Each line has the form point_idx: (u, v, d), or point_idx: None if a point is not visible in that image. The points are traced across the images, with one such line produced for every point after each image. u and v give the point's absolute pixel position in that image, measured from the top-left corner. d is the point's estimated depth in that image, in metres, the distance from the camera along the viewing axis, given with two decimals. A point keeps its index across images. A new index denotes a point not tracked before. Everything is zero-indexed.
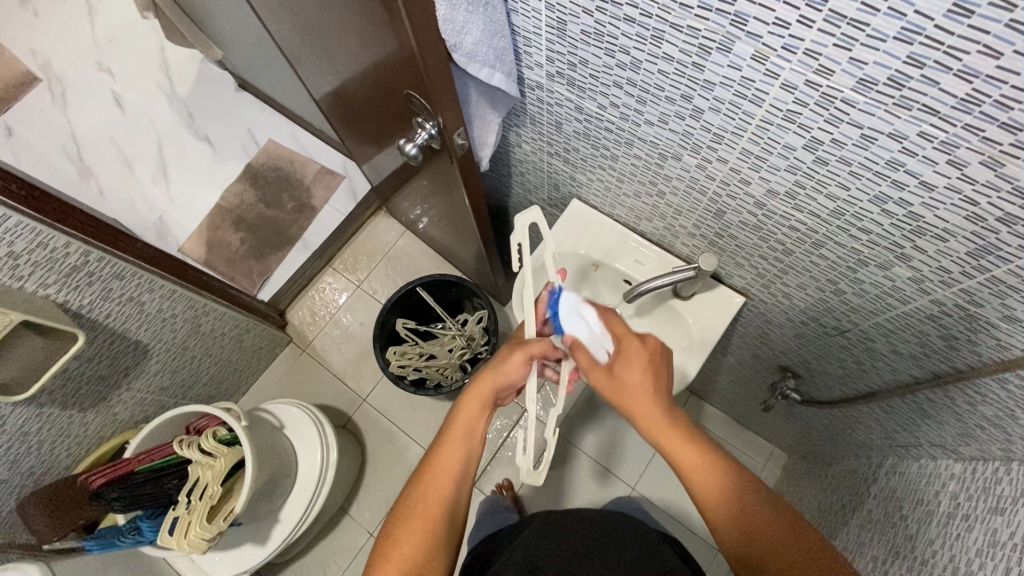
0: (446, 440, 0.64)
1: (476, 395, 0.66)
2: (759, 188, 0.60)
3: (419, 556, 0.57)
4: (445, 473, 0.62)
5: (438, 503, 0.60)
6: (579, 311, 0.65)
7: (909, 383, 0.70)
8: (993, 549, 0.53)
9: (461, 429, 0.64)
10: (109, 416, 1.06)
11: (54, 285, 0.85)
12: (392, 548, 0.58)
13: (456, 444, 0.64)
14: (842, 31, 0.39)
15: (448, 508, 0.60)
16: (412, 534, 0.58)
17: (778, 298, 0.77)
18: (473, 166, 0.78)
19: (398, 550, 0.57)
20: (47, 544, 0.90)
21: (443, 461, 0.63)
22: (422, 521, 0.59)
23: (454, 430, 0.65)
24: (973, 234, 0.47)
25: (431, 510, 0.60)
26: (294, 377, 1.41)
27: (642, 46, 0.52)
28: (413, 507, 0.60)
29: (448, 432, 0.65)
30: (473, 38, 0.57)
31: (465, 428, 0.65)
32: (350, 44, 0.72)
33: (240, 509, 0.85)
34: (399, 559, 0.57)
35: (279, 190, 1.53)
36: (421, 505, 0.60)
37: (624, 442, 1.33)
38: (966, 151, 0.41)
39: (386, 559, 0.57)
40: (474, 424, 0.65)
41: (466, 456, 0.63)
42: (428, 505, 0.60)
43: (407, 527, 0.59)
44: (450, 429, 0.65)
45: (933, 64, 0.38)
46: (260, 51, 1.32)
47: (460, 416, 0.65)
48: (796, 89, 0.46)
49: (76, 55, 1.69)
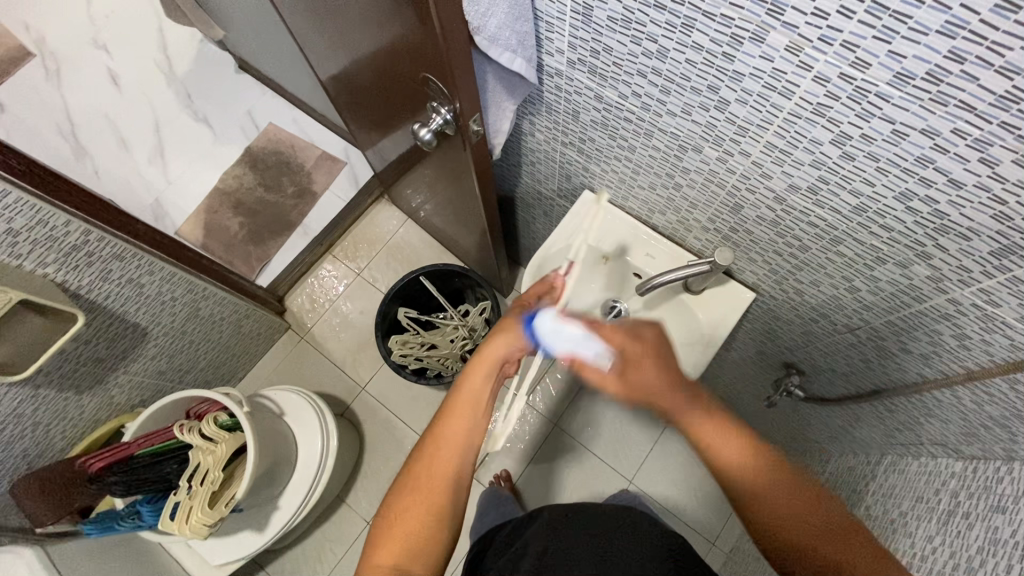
0: (451, 405, 0.63)
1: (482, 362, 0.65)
2: (781, 182, 0.59)
3: (421, 528, 0.57)
4: (448, 446, 0.61)
5: (443, 478, 0.60)
6: (558, 329, 0.63)
7: (917, 382, 0.71)
8: (995, 547, 0.53)
9: (466, 399, 0.63)
10: (106, 399, 1.05)
11: (53, 264, 0.83)
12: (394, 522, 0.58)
13: (459, 415, 0.63)
14: (883, 23, 0.39)
15: (457, 480, 0.60)
16: (414, 507, 0.58)
17: (790, 294, 0.77)
18: (487, 153, 0.77)
19: (402, 521, 0.58)
20: (42, 527, 0.87)
21: (448, 432, 0.62)
22: (422, 495, 0.59)
23: (458, 401, 0.63)
24: (997, 233, 0.47)
25: (432, 485, 0.59)
26: (292, 364, 1.40)
27: (671, 35, 0.51)
28: (417, 479, 0.60)
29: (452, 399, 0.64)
30: (497, 22, 0.56)
31: (468, 396, 0.63)
32: (364, 27, 0.71)
33: (241, 495, 0.85)
34: (402, 532, 0.57)
35: (279, 174, 1.51)
36: (423, 479, 0.60)
37: (623, 435, 1.34)
38: (1000, 149, 0.41)
39: (389, 529, 0.58)
40: (481, 392, 0.64)
41: (472, 426, 0.63)
42: (430, 480, 0.60)
43: (409, 501, 0.59)
44: (455, 400, 0.64)
45: (974, 59, 0.37)
46: (264, 31, 1.29)
47: (464, 386, 0.64)
48: (829, 82, 0.45)
49: (72, 31, 1.65)
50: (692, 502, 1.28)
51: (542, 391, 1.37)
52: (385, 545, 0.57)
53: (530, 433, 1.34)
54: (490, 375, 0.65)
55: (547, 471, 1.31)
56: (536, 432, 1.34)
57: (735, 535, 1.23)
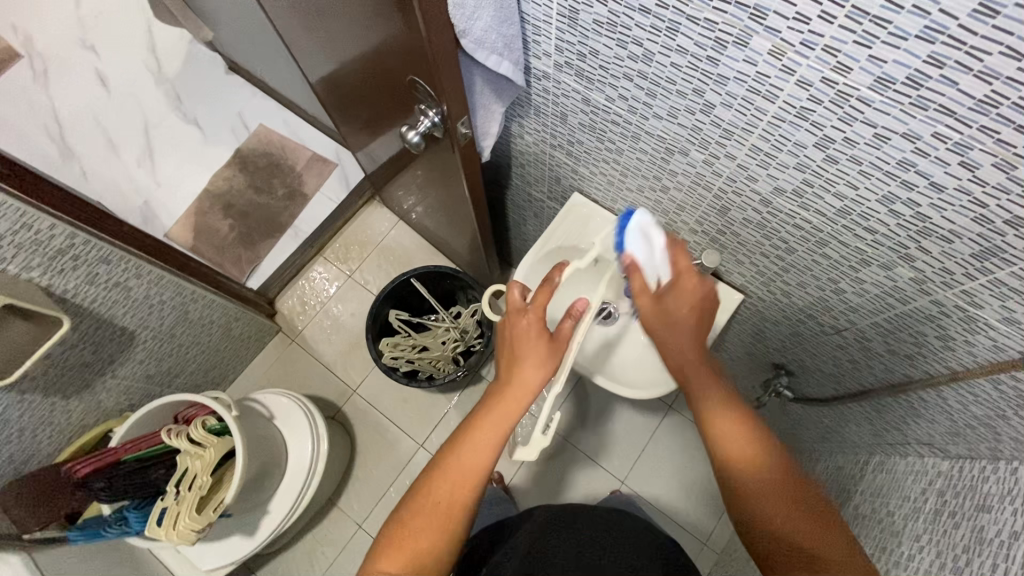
0: (476, 428, 0.60)
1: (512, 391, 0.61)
2: (766, 185, 0.60)
3: (429, 549, 0.56)
4: (467, 472, 0.59)
5: (456, 506, 0.58)
6: (649, 235, 0.64)
7: (902, 383, 0.71)
8: (980, 545, 0.54)
9: (491, 423, 0.60)
10: (93, 403, 1.04)
11: (38, 268, 0.82)
12: (403, 539, 0.57)
13: (481, 443, 0.60)
14: (863, 28, 0.39)
15: (468, 511, 0.59)
16: (424, 532, 0.57)
17: (778, 295, 0.78)
18: (476, 155, 0.77)
19: (412, 539, 0.57)
20: (30, 535, 0.83)
21: (467, 460, 0.59)
22: (436, 518, 0.57)
23: (481, 429, 0.60)
24: (978, 236, 0.47)
25: (446, 512, 0.58)
26: (283, 367, 1.39)
27: (655, 38, 0.52)
28: (431, 501, 0.58)
29: (479, 423, 0.61)
30: (483, 25, 0.56)
31: (497, 425, 0.60)
32: (351, 29, 0.71)
33: (230, 500, 0.84)
34: (408, 550, 0.56)
35: (269, 176, 1.50)
36: (434, 503, 0.58)
37: (616, 437, 1.34)
38: (979, 153, 0.41)
39: (396, 544, 0.56)
40: (510, 421, 0.61)
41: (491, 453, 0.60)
42: (444, 505, 0.58)
43: (417, 524, 0.57)
44: (481, 425, 0.60)
45: (953, 64, 0.37)
46: (253, 32, 1.29)
47: (489, 413, 0.61)
48: (811, 86, 0.45)
49: (59, 31, 1.64)
50: (683, 502, 1.28)
51: None
52: (391, 557, 0.56)
53: None
54: (520, 407, 0.61)
55: (541, 472, 1.31)
56: None
57: (727, 536, 1.24)
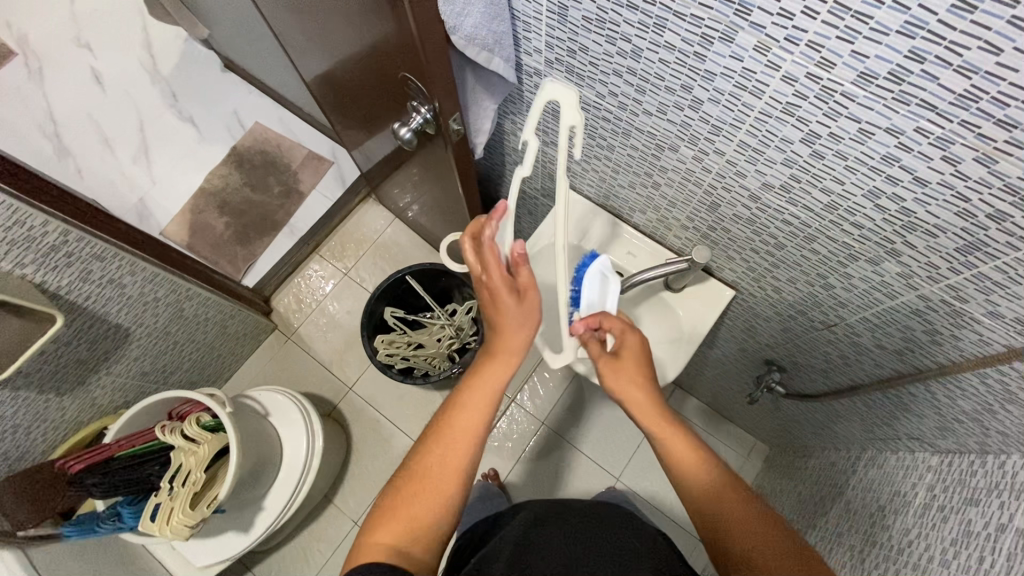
0: (468, 388, 0.62)
1: (502, 350, 0.63)
2: (755, 181, 0.60)
3: (426, 516, 0.55)
4: (462, 436, 0.59)
5: (452, 468, 0.58)
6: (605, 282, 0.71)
7: (891, 378, 0.72)
8: (967, 538, 0.54)
9: (486, 386, 0.62)
10: (88, 401, 1.04)
11: (32, 265, 0.82)
12: (398, 507, 0.56)
13: (473, 401, 0.61)
14: (845, 23, 0.39)
15: (466, 471, 0.58)
16: (421, 496, 0.56)
17: (768, 291, 0.78)
18: (468, 152, 0.78)
19: (407, 506, 0.56)
20: (23, 531, 0.84)
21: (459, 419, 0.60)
22: (430, 484, 0.57)
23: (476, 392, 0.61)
24: (963, 230, 0.48)
25: (441, 476, 0.57)
26: (280, 364, 1.39)
27: (644, 34, 0.52)
28: (425, 466, 0.58)
29: (469, 390, 0.61)
30: (473, 21, 0.57)
31: (489, 385, 0.62)
32: (343, 25, 0.71)
33: (224, 495, 0.85)
34: (404, 517, 0.55)
35: (265, 173, 1.50)
36: (428, 470, 0.57)
37: (611, 433, 1.34)
38: (961, 147, 0.42)
39: (392, 514, 0.56)
40: (502, 380, 0.62)
41: (483, 417, 0.60)
42: (440, 468, 0.57)
43: (412, 490, 0.57)
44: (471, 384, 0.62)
45: (934, 59, 0.38)
46: (248, 29, 1.29)
47: (484, 375, 0.62)
48: (797, 82, 0.46)
49: (54, 30, 1.64)
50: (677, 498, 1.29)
51: (530, 389, 1.37)
52: (387, 525, 0.55)
53: (518, 432, 1.34)
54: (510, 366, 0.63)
55: (536, 469, 1.31)
56: (524, 430, 1.34)
57: None
